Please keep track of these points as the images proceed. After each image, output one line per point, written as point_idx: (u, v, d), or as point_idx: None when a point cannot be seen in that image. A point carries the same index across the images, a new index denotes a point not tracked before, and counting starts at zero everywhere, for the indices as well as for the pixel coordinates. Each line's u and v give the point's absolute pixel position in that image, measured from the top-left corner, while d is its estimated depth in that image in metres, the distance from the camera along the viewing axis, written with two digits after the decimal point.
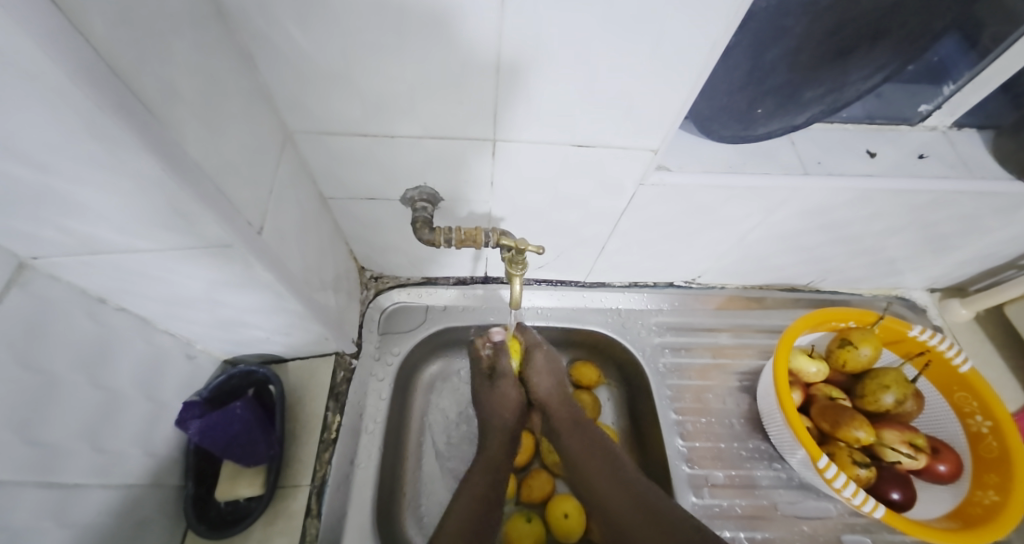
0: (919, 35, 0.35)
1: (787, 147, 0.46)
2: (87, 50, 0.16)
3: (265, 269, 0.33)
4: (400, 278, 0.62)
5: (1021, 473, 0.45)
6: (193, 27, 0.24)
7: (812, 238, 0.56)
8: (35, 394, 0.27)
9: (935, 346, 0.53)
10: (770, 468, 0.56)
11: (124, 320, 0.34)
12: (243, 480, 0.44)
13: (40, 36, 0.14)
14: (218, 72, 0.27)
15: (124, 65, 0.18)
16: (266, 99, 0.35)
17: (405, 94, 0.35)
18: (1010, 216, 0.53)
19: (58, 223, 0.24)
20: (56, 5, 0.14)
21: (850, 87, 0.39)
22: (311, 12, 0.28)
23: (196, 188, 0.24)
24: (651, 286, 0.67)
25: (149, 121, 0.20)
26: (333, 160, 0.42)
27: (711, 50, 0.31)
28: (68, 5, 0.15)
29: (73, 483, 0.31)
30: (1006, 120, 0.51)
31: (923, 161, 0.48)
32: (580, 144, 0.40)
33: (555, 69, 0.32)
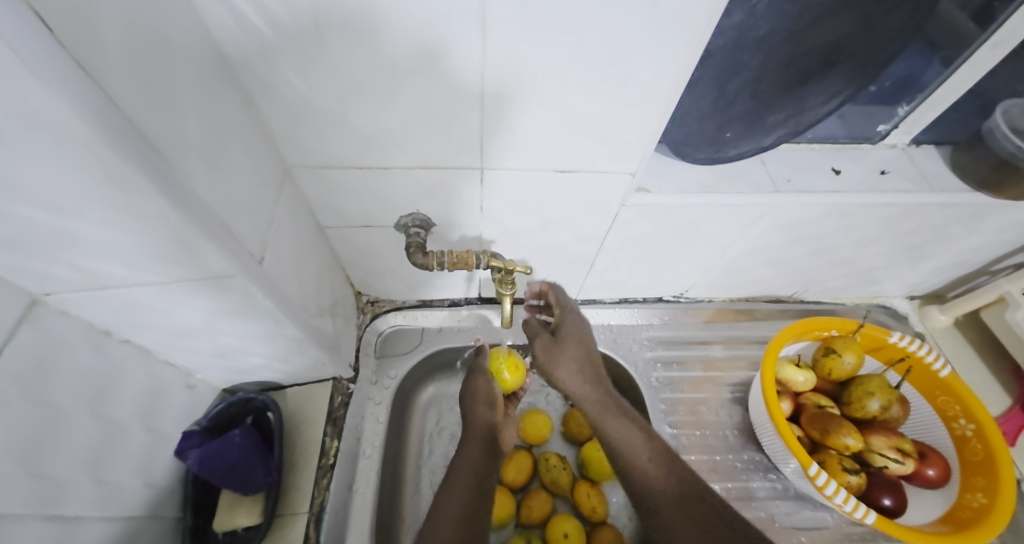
0: (870, 62, 0.39)
1: (758, 167, 0.49)
2: (108, 106, 0.18)
3: (265, 297, 0.34)
4: (396, 302, 0.63)
5: (1007, 475, 0.47)
6: (201, 76, 0.27)
7: (791, 252, 0.58)
8: (41, 427, 0.28)
9: (915, 351, 0.55)
10: (765, 479, 0.57)
11: (128, 352, 0.35)
12: (241, 509, 0.44)
13: (70, 99, 0.16)
14: (224, 115, 0.30)
15: (141, 116, 0.20)
16: (268, 138, 0.37)
17: (397, 128, 0.37)
18: (974, 225, 0.56)
19: (73, 262, 0.25)
20: (86, 72, 0.17)
21: (811, 111, 0.42)
22: (308, 59, 0.30)
23: (203, 225, 0.26)
24: (641, 302, 0.69)
25: (162, 166, 0.22)
26: (330, 192, 0.44)
27: (676, 82, 0.34)
28: (95, 71, 0.17)
29: (74, 516, 0.31)
30: (962, 135, 0.55)
31: (885, 177, 0.51)
32: (562, 170, 0.43)
33: (532, 102, 0.35)
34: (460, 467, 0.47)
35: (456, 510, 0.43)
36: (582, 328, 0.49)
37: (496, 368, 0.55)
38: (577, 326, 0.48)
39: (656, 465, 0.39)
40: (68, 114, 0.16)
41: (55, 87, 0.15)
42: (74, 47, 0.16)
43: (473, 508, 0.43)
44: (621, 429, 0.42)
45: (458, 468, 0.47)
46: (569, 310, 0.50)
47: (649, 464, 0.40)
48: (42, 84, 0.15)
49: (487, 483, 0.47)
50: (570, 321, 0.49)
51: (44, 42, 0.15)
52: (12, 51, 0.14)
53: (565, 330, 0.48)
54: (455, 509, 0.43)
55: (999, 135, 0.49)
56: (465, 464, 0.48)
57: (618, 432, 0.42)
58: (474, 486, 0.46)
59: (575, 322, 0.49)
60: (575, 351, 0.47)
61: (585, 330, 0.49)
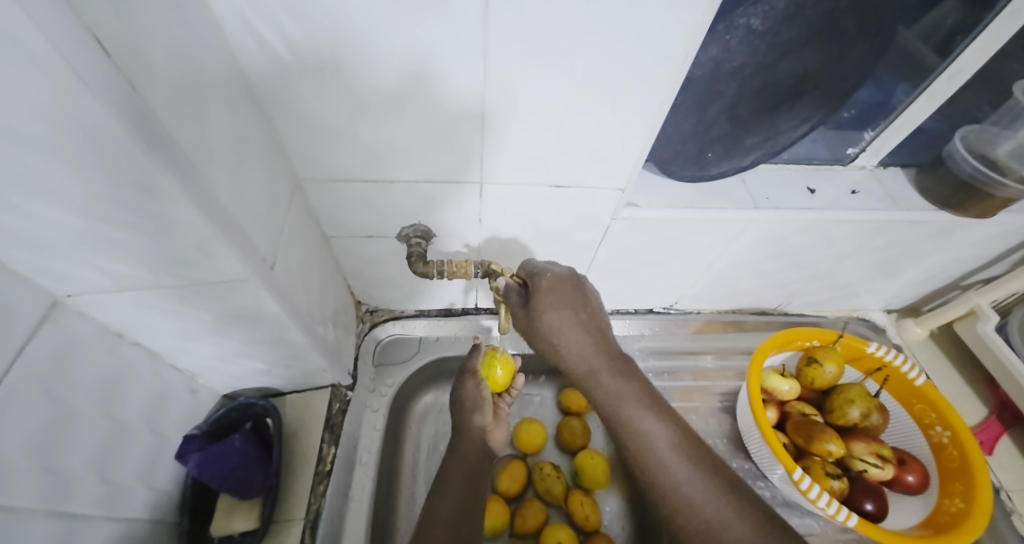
0: (835, 92, 0.42)
1: (739, 185, 0.53)
2: (152, 120, 0.21)
3: (275, 301, 0.36)
4: (394, 311, 0.65)
5: (982, 480, 0.49)
6: (229, 97, 0.29)
7: (774, 265, 0.61)
8: (54, 423, 0.29)
9: (891, 361, 0.58)
10: (754, 486, 0.58)
11: (138, 354, 0.37)
12: (239, 513, 0.44)
13: (118, 110, 0.18)
14: (247, 132, 0.32)
15: (178, 130, 0.23)
16: (282, 153, 0.39)
17: (401, 145, 0.40)
18: (942, 241, 0.59)
19: (99, 264, 0.27)
20: (135, 90, 0.19)
21: (784, 134, 0.45)
22: (322, 81, 0.33)
23: (224, 230, 0.28)
24: (632, 313, 0.71)
25: (194, 175, 0.24)
26: (338, 203, 0.47)
27: (660, 106, 0.37)
28: (142, 89, 0.20)
29: (79, 514, 0.32)
30: (925, 158, 0.59)
31: (857, 196, 0.54)
32: (556, 185, 0.46)
33: (524, 121, 0.38)
34: (452, 472, 0.50)
35: (449, 513, 0.45)
36: (558, 290, 0.40)
37: (493, 365, 0.52)
38: (552, 291, 0.40)
39: (675, 449, 0.36)
40: (118, 125, 0.19)
41: (110, 101, 0.18)
42: (125, 68, 0.18)
43: (464, 510, 0.46)
44: (634, 416, 0.37)
45: (451, 472, 0.50)
46: (543, 273, 0.42)
47: (668, 456, 0.35)
48: (100, 100, 0.17)
49: (479, 486, 0.50)
50: (545, 286, 0.41)
51: (101, 62, 0.17)
52: (75, 71, 0.16)
53: (538, 301, 0.40)
54: (447, 510, 0.46)
55: (958, 157, 0.52)
56: (457, 470, 0.50)
57: (629, 418, 0.37)
58: (466, 492, 0.48)
59: (550, 283, 0.41)
60: (559, 321, 0.39)
61: (563, 289, 0.41)
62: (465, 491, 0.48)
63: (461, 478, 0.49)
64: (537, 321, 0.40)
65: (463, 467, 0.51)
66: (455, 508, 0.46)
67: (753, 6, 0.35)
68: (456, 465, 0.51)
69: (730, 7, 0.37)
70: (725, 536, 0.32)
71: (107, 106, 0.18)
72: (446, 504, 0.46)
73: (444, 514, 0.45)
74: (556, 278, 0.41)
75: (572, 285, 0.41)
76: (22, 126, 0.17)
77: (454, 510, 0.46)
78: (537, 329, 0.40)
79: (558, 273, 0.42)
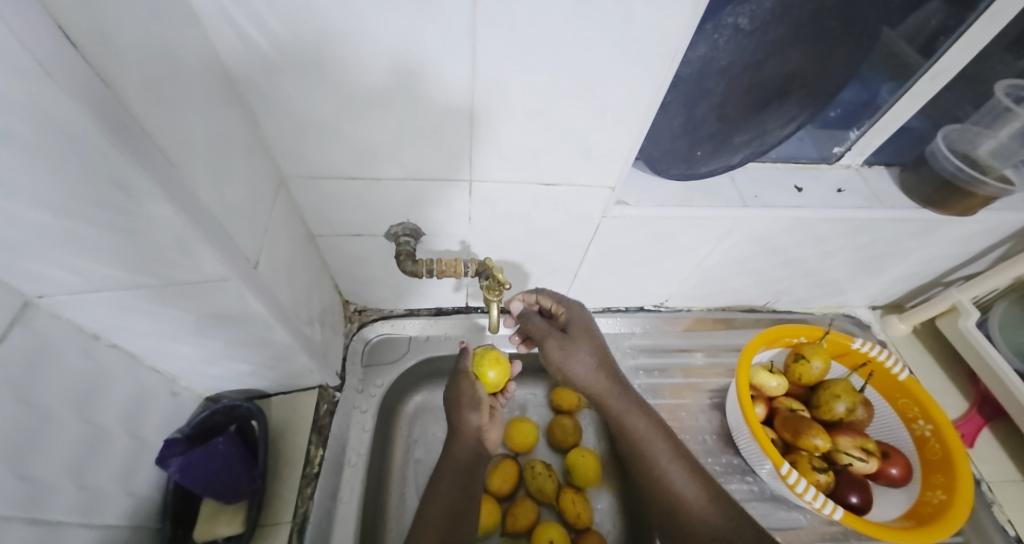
0: (820, 91, 0.43)
1: (728, 183, 0.53)
2: (125, 116, 0.20)
3: (259, 301, 0.35)
4: (383, 311, 0.64)
5: (963, 472, 0.50)
6: (209, 93, 0.29)
7: (762, 263, 0.62)
8: (27, 429, 0.28)
9: (875, 357, 0.59)
10: (743, 481, 0.59)
11: (116, 356, 0.35)
12: (223, 517, 0.43)
13: (89, 107, 0.18)
14: (228, 129, 0.31)
15: (153, 125, 0.22)
16: (265, 149, 0.38)
17: (390, 142, 0.39)
18: (925, 239, 0.61)
19: (72, 264, 0.26)
20: (106, 85, 0.18)
21: (771, 134, 0.46)
22: (307, 76, 0.32)
23: (204, 230, 0.27)
24: (623, 311, 0.71)
25: (171, 172, 0.24)
26: (325, 201, 0.46)
27: (650, 104, 0.37)
28: (114, 84, 0.19)
29: (56, 521, 0.31)
30: (909, 157, 0.60)
31: (842, 194, 0.55)
32: (546, 183, 0.45)
33: (513, 120, 0.38)
34: (445, 474, 0.49)
35: (439, 515, 0.44)
36: (589, 324, 0.51)
37: (487, 368, 0.54)
38: (585, 324, 0.51)
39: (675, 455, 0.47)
40: (87, 120, 0.18)
41: (79, 96, 0.17)
42: (97, 62, 0.18)
43: (455, 511, 0.45)
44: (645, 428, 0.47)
45: (444, 473, 0.49)
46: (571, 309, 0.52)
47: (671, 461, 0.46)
48: (69, 96, 0.17)
49: (473, 488, 0.49)
50: (578, 318, 0.51)
51: (68, 56, 0.16)
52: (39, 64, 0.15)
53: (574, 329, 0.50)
54: (438, 512, 0.45)
55: (940, 156, 0.53)
56: (450, 470, 0.49)
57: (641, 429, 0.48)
58: (459, 493, 0.47)
59: (582, 317, 0.51)
60: (588, 347, 0.49)
61: (592, 324, 0.51)
62: (458, 492, 0.47)
63: (454, 480, 0.48)
64: (574, 344, 0.49)
65: (456, 467, 0.50)
66: (447, 511, 0.45)
67: (741, 6, 0.36)
68: (449, 466, 0.50)
69: (718, 6, 0.37)
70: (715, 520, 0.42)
71: (78, 102, 0.17)
72: (436, 507, 0.45)
73: (435, 517, 0.44)
74: (580, 315, 0.52)
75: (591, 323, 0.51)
76: None
77: (445, 513, 0.45)
78: (570, 352, 0.49)
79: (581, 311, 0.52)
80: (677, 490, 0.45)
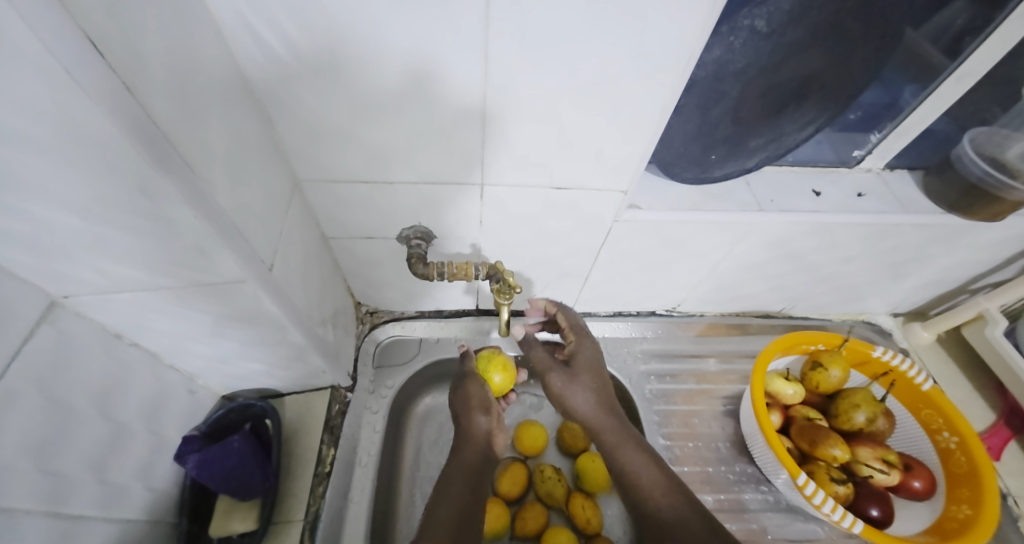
0: (839, 93, 0.42)
1: (743, 188, 0.52)
2: (148, 122, 0.20)
3: (274, 302, 0.36)
4: (395, 313, 0.65)
5: (990, 486, 0.48)
6: (228, 100, 0.29)
7: (777, 268, 0.61)
8: (52, 424, 0.29)
9: (897, 366, 0.57)
10: (757, 491, 0.58)
11: (137, 355, 0.37)
12: (238, 514, 0.44)
13: (113, 113, 0.18)
14: (245, 135, 0.32)
15: (175, 131, 0.23)
16: (280, 154, 0.39)
17: (403, 145, 0.39)
18: (950, 244, 0.59)
19: (96, 266, 0.27)
20: (131, 92, 0.19)
21: (788, 136, 0.45)
22: (323, 83, 0.33)
23: (221, 232, 0.28)
24: (634, 315, 0.70)
25: (191, 176, 0.24)
26: (338, 204, 0.46)
27: (663, 107, 0.36)
28: (138, 91, 0.19)
29: (78, 514, 0.32)
30: (933, 160, 0.58)
31: (862, 198, 0.54)
32: (558, 187, 0.45)
33: (526, 124, 0.38)
34: (453, 475, 0.48)
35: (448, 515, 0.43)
36: (596, 361, 0.51)
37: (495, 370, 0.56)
38: (590, 358, 0.50)
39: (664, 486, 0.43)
40: (111, 125, 0.18)
41: (104, 102, 0.18)
42: (121, 70, 0.18)
43: (464, 511, 0.45)
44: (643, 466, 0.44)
45: (453, 475, 0.48)
46: (581, 340, 0.52)
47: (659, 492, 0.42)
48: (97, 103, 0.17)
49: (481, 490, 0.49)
50: (584, 352, 0.51)
51: (95, 64, 0.17)
52: (67, 72, 0.16)
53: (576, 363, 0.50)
54: (447, 511, 0.44)
55: (966, 160, 0.52)
56: (457, 473, 0.49)
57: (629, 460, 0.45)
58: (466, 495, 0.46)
59: (588, 352, 0.51)
60: (588, 382, 0.49)
61: (598, 361, 0.51)
62: (464, 493, 0.46)
63: (461, 482, 0.48)
64: (573, 376, 0.50)
65: (462, 466, 0.49)
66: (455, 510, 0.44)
67: (758, 8, 0.35)
68: (458, 470, 0.49)
69: (735, 7, 0.36)
70: None
71: (104, 107, 0.18)
72: (444, 506, 0.44)
73: (443, 515, 0.43)
74: (589, 347, 0.51)
75: (598, 358, 0.51)
76: (28, 131, 0.17)
77: (455, 511, 0.44)
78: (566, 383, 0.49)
79: (591, 343, 0.52)
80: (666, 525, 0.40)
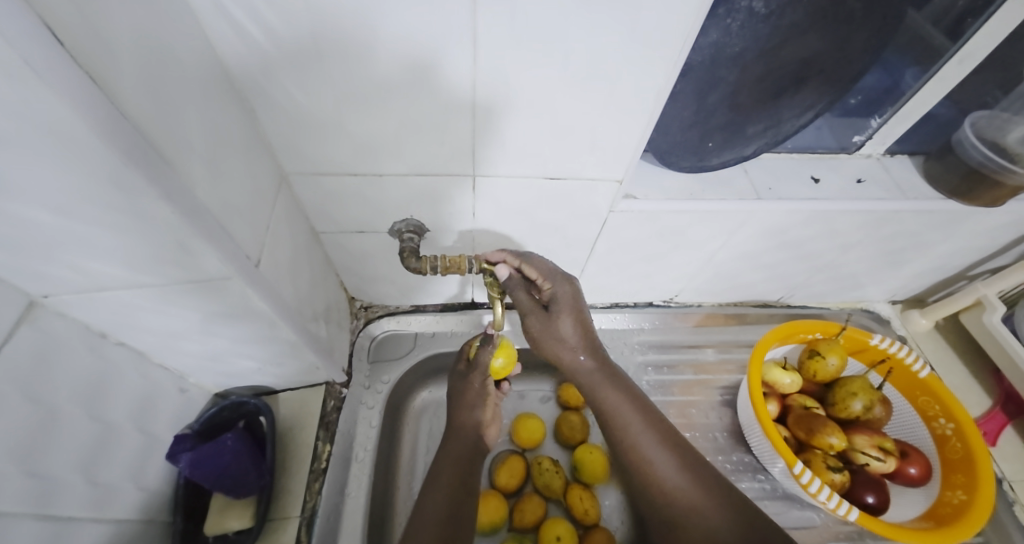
0: (840, 77, 0.41)
1: (740, 175, 0.51)
2: (116, 114, 0.19)
3: (262, 299, 0.35)
4: (389, 307, 0.64)
5: (985, 472, 0.48)
6: (205, 91, 0.28)
7: (776, 257, 0.60)
8: (37, 426, 0.28)
9: (894, 353, 0.57)
10: (754, 480, 0.58)
11: (124, 354, 0.36)
12: (233, 511, 0.44)
13: (79, 106, 0.17)
14: (226, 127, 0.31)
15: (148, 123, 0.22)
16: (265, 146, 0.38)
17: (392, 135, 0.38)
18: (949, 231, 0.58)
19: (73, 263, 0.26)
20: (96, 83, 0.18)
21: (787, 122, 0.44)
22: (306, 71, 0.32)
23: (202, 228, 0.27)
24: (631, 306, 0.70)
25: (166, 171, 0.23)
26: (327, 198, 0.46)
27: (657, 94, 0.35)
28: (104, 82, 0.18)
29: (68, 516, 0.32)
30: (934, 146, 0.57)
31: (861, 185, 0.53)
32: (552, 177, 0.44)
33: (521, 114, 0.37)
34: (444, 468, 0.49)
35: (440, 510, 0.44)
36: (578, 302, 0.43)
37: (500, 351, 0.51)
38: (570, 301, 0.43)
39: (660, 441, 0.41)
40: (76, 121, 0.17)
41: (69, 94, 0.16)
42: (85, 60, 0.17)
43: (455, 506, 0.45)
44: (633, 424, 0.42)
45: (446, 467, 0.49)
46: (558, 281, 0.44)
47: (656, 449, 0.41)
48: (60, 96, 0.16)
49: (471, 483, 0.49)
50: (563, 295, 0.43)
51: (52, 52, 0.16)
52: (25, 62, 0.15)
53: (556, 309, 0.43)
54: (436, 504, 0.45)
55: (967, 145, 0.51)
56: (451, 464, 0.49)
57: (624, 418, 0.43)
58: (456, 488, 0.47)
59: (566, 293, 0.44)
60: (570, 328, 0.43)
61: (582, 302, 0.44)
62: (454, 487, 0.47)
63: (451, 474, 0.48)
64: (554, 327, 0.43)
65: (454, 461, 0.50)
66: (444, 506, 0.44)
67: None
68: (453, 463, 0.50)
69: None
70: (704, 516, 0.37)
71: (68, 99, 0.17)
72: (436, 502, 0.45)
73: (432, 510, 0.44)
74: (565, 287, 0.43)
75: (578, 299, 0.44)
76: None
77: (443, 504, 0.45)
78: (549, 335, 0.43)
79: (569, 281, 0.44)
80: (665, 484, 0.40)
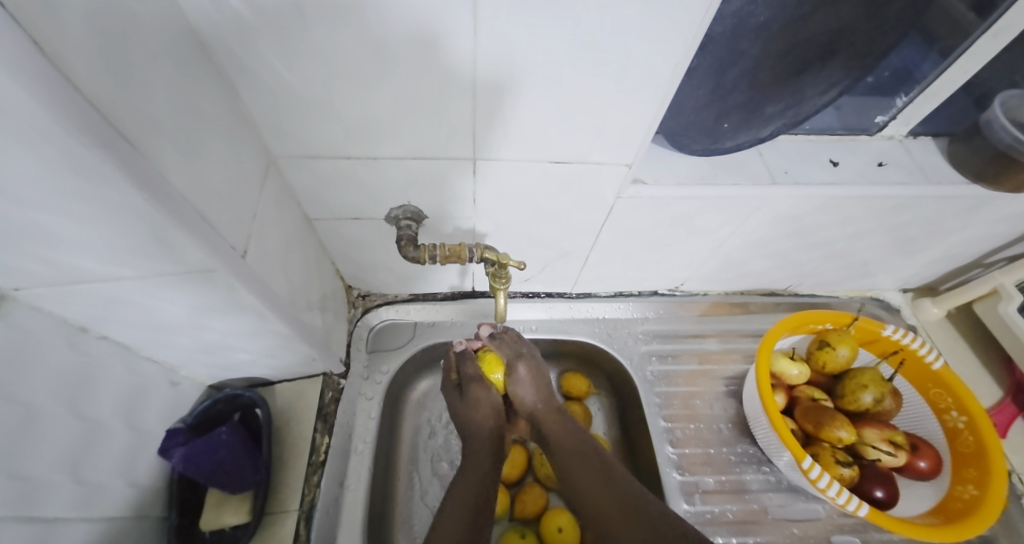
0: (869, 52, 0.38)
1: (755, 159, 0.49)
2: (71, 91, 0.17)
3: (249, 292, 0.33)
4: (387, 295, 0.62)
5: (997, 466, 0.47)
6: (174, 61, 0.25)
7: (788, 244, 0.58)
8: (15, 426, 0.27)
9: (908, 344, 0.55)
10: (759, 472, 0.57)
11: (106, 348, 0.34)
12: (229, 507, 0.43)
13: (33, 88, 0.15)
14: (199, 102, 0.28)
15: (109, 103, 0.19)
16: (249, 126, 0.36)
17: (387, 116, 0.36)
18: (970, 218, 0.56)
19: (40, 255, 0.24)
20: (51, 63, 0.16)
21: (809, 102, 0.41)
22: (290, 43, 0.29)
23: (178, 217, 0.24)
24: (636, 295, 0.68)
25: (133, 155, 0.21)
26: (319, 183, 0.43)
27: (673, 72, 0.33)
28: (60, 61, 0.16)
29: (53, 517, 0.31)
30: (960, 126, 0.54)
31: (882, 169, 0.50)
32: (557, 161, 0.42)
33: (527, 92, 0.34)
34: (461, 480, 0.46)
35: (456, 525, 0.42)
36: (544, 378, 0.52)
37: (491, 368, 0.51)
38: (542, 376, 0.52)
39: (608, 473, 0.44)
40: (32, 104, 0.15)
41: (18, 73, 0.14)
42: (36, 36, 0.15)
43: (472, 512, 0.43)
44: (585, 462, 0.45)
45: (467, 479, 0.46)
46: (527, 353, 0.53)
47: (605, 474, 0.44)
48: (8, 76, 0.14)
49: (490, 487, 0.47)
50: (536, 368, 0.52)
51: None
52: None
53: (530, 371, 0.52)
54: (453, 513, 0.43)
55: (996, 127, 0.48)
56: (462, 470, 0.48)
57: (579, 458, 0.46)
58: (476, 499, 0.44)
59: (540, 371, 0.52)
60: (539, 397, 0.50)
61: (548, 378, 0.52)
62: (470, 493, 0.45)
63: (469, 485, 0.46)
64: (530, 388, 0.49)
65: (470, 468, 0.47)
66: (466, 520, 0.42)
67: None
68: (474, 474, 0.47)
69: None
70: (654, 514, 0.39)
71: (19, 80, 0.14)
72: (454, 516, 0.42)
73: (451, 517, 0.43)
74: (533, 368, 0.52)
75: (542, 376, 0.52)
76: None
77: (460, 512, 0.43)
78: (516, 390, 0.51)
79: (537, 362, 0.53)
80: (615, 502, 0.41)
